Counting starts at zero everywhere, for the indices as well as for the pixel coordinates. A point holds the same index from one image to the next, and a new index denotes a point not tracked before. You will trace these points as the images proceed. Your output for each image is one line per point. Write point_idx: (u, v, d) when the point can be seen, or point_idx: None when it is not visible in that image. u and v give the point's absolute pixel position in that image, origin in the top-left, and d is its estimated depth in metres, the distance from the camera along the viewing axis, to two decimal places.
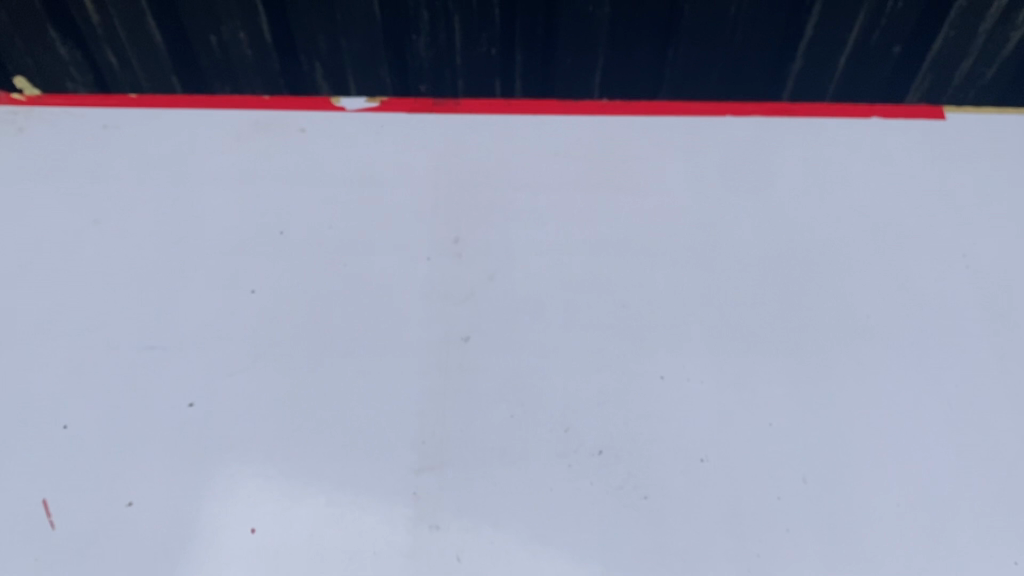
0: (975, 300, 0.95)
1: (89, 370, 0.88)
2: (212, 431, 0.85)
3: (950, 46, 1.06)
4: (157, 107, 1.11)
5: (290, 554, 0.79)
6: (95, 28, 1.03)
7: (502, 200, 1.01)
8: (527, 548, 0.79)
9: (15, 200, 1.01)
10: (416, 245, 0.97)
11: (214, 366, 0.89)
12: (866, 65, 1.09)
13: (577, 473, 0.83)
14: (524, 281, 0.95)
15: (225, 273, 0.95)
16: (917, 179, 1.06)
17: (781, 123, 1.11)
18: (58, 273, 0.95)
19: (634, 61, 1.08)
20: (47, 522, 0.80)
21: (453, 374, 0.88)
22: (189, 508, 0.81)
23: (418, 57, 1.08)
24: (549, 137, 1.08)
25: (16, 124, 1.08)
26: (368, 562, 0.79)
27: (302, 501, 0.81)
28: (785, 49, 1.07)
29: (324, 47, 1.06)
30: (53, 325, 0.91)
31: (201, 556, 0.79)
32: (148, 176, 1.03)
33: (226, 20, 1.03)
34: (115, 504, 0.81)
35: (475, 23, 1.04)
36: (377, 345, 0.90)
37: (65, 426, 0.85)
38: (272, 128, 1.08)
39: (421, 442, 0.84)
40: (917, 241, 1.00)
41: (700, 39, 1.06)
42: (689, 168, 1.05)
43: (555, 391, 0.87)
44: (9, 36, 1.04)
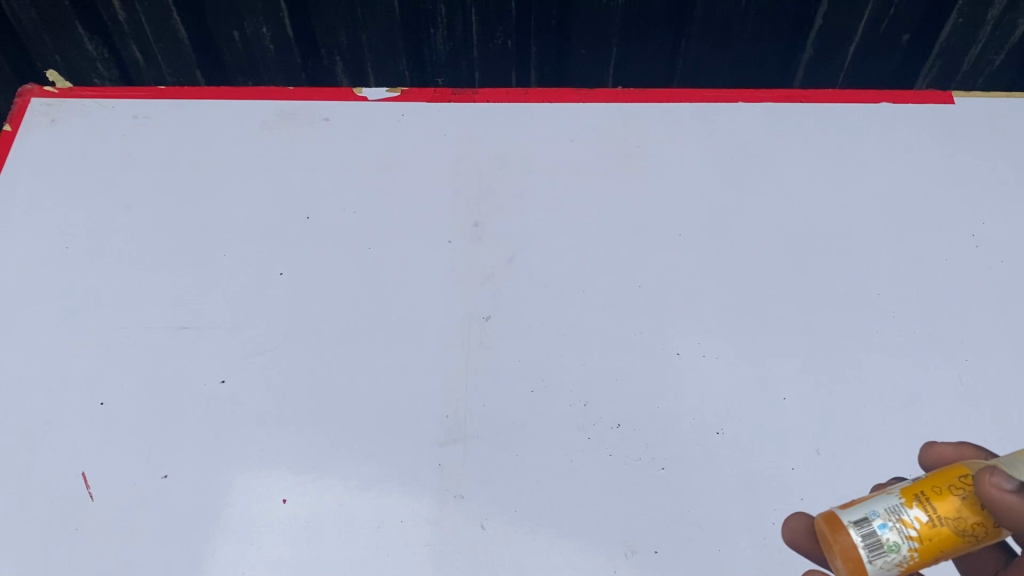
0: (984, 279, 0.97)
1: (125, 350, 0.92)
2: (242, 407, 0.88)
3: (920, 38, 1.16)
4: (180, 98, 1.13)
5: (320, 523, 0.82)
6: (121, 24, 1.14)
7: (521, 185, 1.04)
8: (549, 517, 0.82)
9: (50, 188, 1.04)
10: (438, 229, 1.00)
11: (244, 345, 0.92)
12: (873, 47, 1.18)
13: (596, 446, 0.86)
14: (543, 263, 0.98)
15: (254, 257, 0.99)
16: (928, 161, 1.07)
17: (793, 110, 1.12)
18: (93, 258, 0.99)
19: (646, 46, 1.20)
20: (86, 493, 0.83)
21: (476, 352, 0.91)
22: (222, 480, 0.84)
23: (436, 50, 1.21)
24: (566, 121, 1.11)
25: (50, 116, 1.11)
26: (396, 530, 0.82)
27: (332, 472, 0.84)
28: (791, 39, 1.18)
29: (346, 43, 1.20)
30: (88, 308, 0.95)
31: (236, 525, 0.82)
32: (178, 164, 1.07)
33: (249, 18, 1.15)
34: (151, 476, 0.84)
35: (492, 19, 1.16)
36: (401, 325, 0.93)
37: (102, 403, 0.88)
38: (297, 118, 1.11)
39: (445, 416, 0.87)
40: (927, 222, 1.02)
41: (710, 26, 1.16)
42: (704, 151, 1.08)
43: (574, 367, 0.90)
44: (38, 32, 1.13)
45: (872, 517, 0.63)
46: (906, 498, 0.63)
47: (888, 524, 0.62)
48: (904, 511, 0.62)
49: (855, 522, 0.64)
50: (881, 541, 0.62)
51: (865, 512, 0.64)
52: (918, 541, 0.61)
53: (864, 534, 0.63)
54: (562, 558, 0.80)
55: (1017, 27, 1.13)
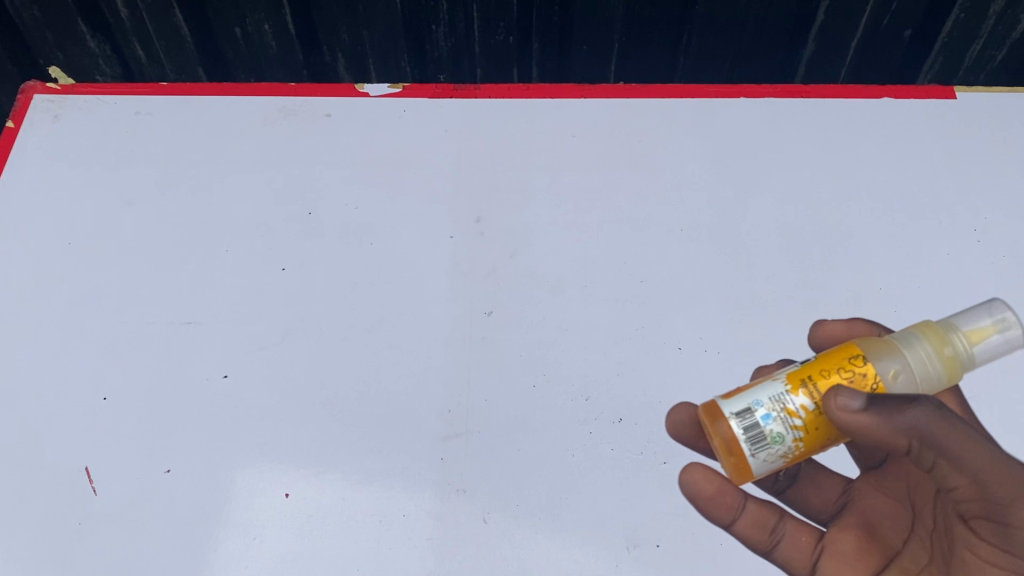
0: (987, 273, 0.97)
1: (127, 345, 0.92)
2: (244, 402, 0.88)
3: (922, 33, 1.16)
4: (183, 94, 1.13)
5: (322, 517, 0.82)
6: (124, 21, 1.14)
7: (523, 180, 1.04)
8: (551, 511, 0.82)
9: (53, 184, 1.05)
10: (440, 225, 1.00)
11: (247, 341, 0.92)
12: (875, 43, 1.18)
13: (598, 440, 0.86)
14: (544, 258, 0.98)
15: (256, 253, 0.99)
16: (930, 156, 1.07)
17: (795, 105, 1.12)
18: (95, 254, 0.99)
19: (649, 41, 1.20)
20: (89, 488, 0.83)
21: (478, 346, 0.91)
22: (225, 475, 0.84)
23: (438, 47, 1.21)
24: (568, 117, 1.11)
25: (52, 112, 1.11)
26: (398, 524, 0.82)
27: (334, 467, 0.85)
28: (793, 34, 1.18)
29: (347, 40, 1.20)
30: (91, 304, 0.95)
31: (238, 520, 0.82)
32: (180, 160, 1.07)
33: (251, 14, 1.15)
34: (153, 471, 0.84)
35: (494, 15, 1.16)
36: (403, 320, 0.93)
37: (105, 398, 0.89)
38: (299, 114, 1.11)
39: (447, 411, 0.87)
40: (929, 217, 1.02)
41: (712, 21, 1.16)
42: (705, 146, 1.08)
43: (575, 362, 0.90)
44: (41, 29, 1.14)
45: (755, 408, 0.67)
46: (791, 387, 0.67)
47: (773, 416, 0.67)
48: (787, 401, 0.67)
49: (737, 413, 0.67)
50: (763, 433, 0.66)
51: (746, 402, 0.68)
52: (795, 428, 0.67)
53: (748, 426, 0.67)
54: (564, 552, 0.81)
55: (1018, 20, 1.13)
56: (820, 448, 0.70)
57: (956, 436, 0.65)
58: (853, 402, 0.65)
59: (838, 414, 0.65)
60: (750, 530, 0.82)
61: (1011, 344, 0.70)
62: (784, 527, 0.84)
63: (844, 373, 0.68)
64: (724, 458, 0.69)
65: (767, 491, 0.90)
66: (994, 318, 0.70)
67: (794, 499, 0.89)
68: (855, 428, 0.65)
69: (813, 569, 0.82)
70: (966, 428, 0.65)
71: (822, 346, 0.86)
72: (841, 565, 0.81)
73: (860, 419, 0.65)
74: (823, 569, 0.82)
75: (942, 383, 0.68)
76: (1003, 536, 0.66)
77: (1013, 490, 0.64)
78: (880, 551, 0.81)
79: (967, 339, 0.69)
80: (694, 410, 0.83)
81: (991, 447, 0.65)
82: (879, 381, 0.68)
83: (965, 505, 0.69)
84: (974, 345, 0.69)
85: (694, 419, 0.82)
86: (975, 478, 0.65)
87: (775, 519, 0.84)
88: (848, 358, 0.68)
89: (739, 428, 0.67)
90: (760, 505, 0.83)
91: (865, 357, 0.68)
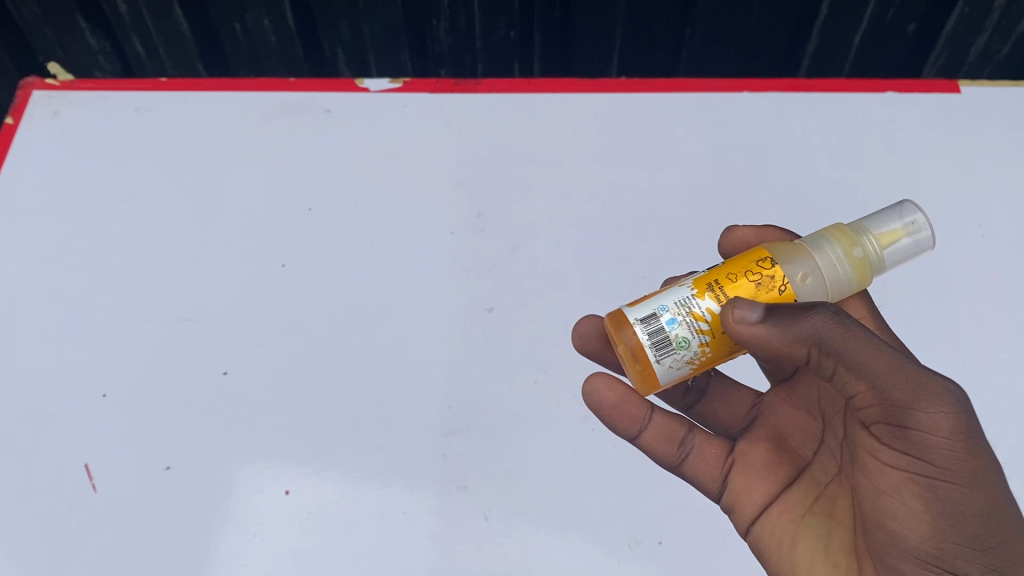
0: (991, 269, 0.97)
1: (127, 342, 0.91)
2: (244, 398, 0.87)
3: (927, 27, 1.15)
4: (182, 89, 1.12)
5: (323, 514, 0.82)
6: (123, 16, 1.14)
7: (524, 176, 1.04)
8: (553, 508, 0.82)
9: (52, 180, 1.04)
10: (441, 221, 1.00)
11: (247, 337, 0.91)
12: (879, 36, 1.17)
13: (600, 437, 0.85)
14: (546, 254, 0.97)
15: (256, 249, 0.98)
16: (935, 151, 1.07)
17: (799, 99, 1.11)
18: (94, 250, 0.99)
19: (651, 35, 1.19)
20: (89, 485, 0.83)
21: (479, 343, 0.90)
22: (225, 472, 0.84)
23: (439, 41, 1.20)
24: (569, 112, 1.10)
25: (51, 108, 1.10)
26: (399, 521, 0.81)
27: (334, 464, 0.84)
28: (796, 28, 1.17)
29: (347, 34, 1.19)
30: (90, 300, 0.95)
31: (238, 516, 0.82)
32: (179, 156, 1.06)
33: (250, 9, 1.14)
34: (152, 468, 0.84)
35: (495, 10, 1.16)
36: (404, 316, 0.92)
37: (104, 394, 0.88)
38: (299, 109, 1.10)
39: (448, 407, 0.86)
40: (934, 212, 1.01)
41: (714, 15, 1.15)
42: (708, 141, 1.07)
43: (577, 358, 0.89)
44: (40, 25, 1.13)
45: (660, 313, 0.69)
46: (696, 292, 0.70)
47: (677, 320, 0.69)
48: (693, 305, 0.69)
49: (643, 320, 0.69)
50: (668, 337, 0.69)
51: (653, 309, 0.70)
52: (699, 332, 0.69)
53: (653, 330, 0.69)
54: (566, 550, 0.80)
55: None
56: (726, 353, 0.72)
57: (855, 341, 0.65)
58: (751, 313, 0.65)
59: (736, 327, 0.66)
60: (656, 441, 0.81)
61: (921, 245, 0.74)
62: (693, 441, 0.82)
63: (751, 277, 0.70)
64: (631, 365, 0.72)
65: (677, 408, 0.90)
66: (905, 221, 0.74)
67: (703, 413, 0.89)
68: (755, 342, 0.66)
69: (721, 480, 0.81)
70: (862, 331, 0.66)
71: (733, 253, 0.88)
72: (750, 478, 0.80)
73: (756, 332, 0.65)
74: (731, 480, 0.80)
75: (853, 284, 0.72)
76: (902, 438, 0.65)
77: (909, 391, 0.64)
78: (789, 461, 0.81)
79: (877, 242, 0.73)
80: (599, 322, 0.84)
81: (888, 350, 0.65)
82: (788, 283, 0.70)
83: (865, 411, 0.68)
84: (879, 249, 0.73)
85: (598, 331, 0.84)
86: (875, 382, 0.65)
87: (685, 432, 0.83)
88: (754, 262, 0.71)
89: (644, 333, 0.69)
90: (667, 417, 0.82)
91: (772, 261, 0.71)
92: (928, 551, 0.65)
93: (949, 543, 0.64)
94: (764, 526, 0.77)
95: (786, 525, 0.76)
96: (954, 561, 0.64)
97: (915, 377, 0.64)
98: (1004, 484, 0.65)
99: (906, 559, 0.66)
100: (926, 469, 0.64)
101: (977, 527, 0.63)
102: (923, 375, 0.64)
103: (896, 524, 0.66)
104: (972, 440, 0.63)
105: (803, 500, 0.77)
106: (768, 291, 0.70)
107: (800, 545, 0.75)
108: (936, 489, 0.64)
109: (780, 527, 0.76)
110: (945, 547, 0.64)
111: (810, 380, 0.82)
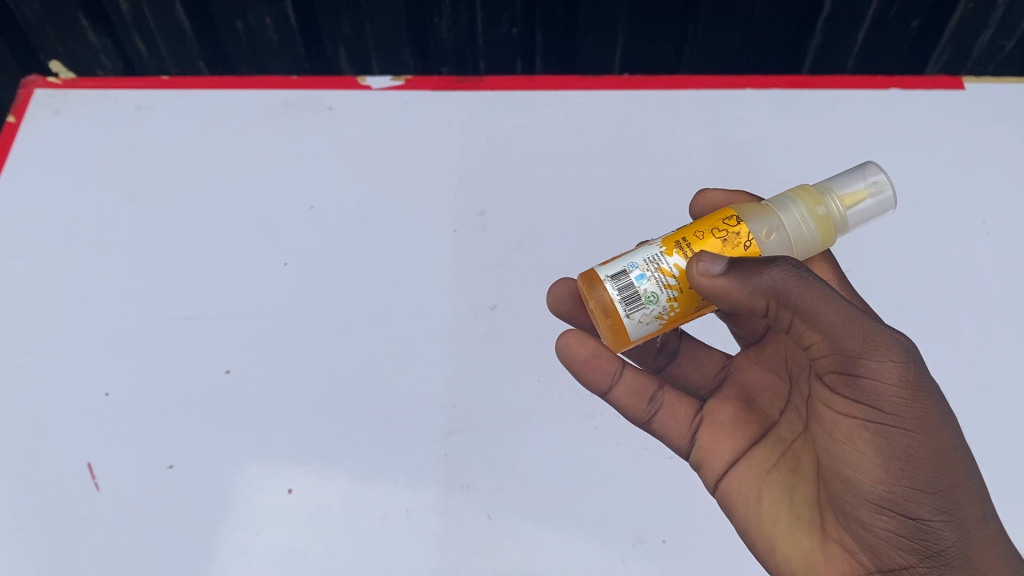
0: (996, 266, 0.96)
1: (130, 340, 0.91)
2: (247, 397, 0.87)
3: (930, 23, 1.15)
4: (184, 87, 1.12)
5: (326, 513, 0.82)
6: (124, 15, 1.14)
7: (527, 173, 1.03)
8: (556, 506, 0.82)
9: (54, 179, 1.04)
10: (444, 219, 1.00)
11: (250, 335, 0.91)
12: (883, 33, 1.17)
13: (603, 435, 0.85)
14: (548, 252, 0.97)
15: (259, 247, 0.98)
16: (939, 148, 1.06)
17: (802, 96, 1.11)
18: (97, 249, 0.99)
19: (654, 33, 1.19)
20: (92, 484, 0.83)
21: (481, 341, 0.90)
22: (228, 470, 0.84)
23: (441, 39, 1.20)
24: (572, 109, 1.10)
25: (53, 107, 1.10)
26: (402, 520, 0.81)
27: (338, 463, 0.84)
28: (800, 24, 1.16)
29: (349, 32, 1.19)
30: (92, 298, 0.95)
31: (242, 515, 0.82)
32: (182, 155, 1.06)
33: (253, 8, 1.14)
34: (155, 466, 0.84)
35: (497, 7, 1.15)
36: (407, 314, 0.92)
37: (107, 393, 0.88)
38: (301, 107, 1.10)
39: (451, 406, 0.86)
40: (938, 209, 1.01)
41: (717, 12, 1.15)
42: (710, 139, 1.07)
43: None
44: (42, 23, 1.13)
45: (630, 270, 0.69)
46: (665, 248, 0.69)
47: (646, 275, 0.68)
48: (662, 261, 0.68)
49: (613, 276, 0.69)
50: (637, 293, 0.68)
51: (624, 266, 0.70)
52: (668, 288, 0.68)
53: (622, 286, 0.68)
54: (569, 548, 0.80)
55: None
56: (695, 310, 0.71)
57: (809, 293, 0.64)
58: (714, 267, 0.65)
59: (700, 280, 0.66)
60: (626, 398, 0.81)
61: (883, 206, 0.75)
62: (662, 398, 0.82)
63: (717, 234, 0.69)
64: (603, 319, 0.71)
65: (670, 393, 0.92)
66: (868, 181, 0.74)
67: (674, 374, 0.89)
68: (719, 295, 0.66)
69: (691, 437, 0.81)
70: (818, 283, 0.65)
71: (702, 215, 0.87)
72: (717, 435, 0.79)
73: (720, 284, 0.65)
74: (699, 437, 0.80)
75: (816, 244, 0.72)
76: (852, 386, 0.64)
77: (860, 339, 0.63)
78: (756, 419, 0.80)
79: (840, 202, 0.74)
80: (574, 285, 0.85)
81: (841, 300, 0.65)
82: (752, 240, 0.70)
83: (819, 362, 0.67)
84: (844, 209, 0.73)
85: (571, 293, 0.85)
86: (828, 332, 0.64)
87: (654, 389, 0.83)
88: (720, 220, 0.70)
89: (613, 289, 0.68)
90: (639, 372, 0.82)
91: (737, 219, 0.70)
92: (882, 494, 0.64)
93: (902, 486, 0.63)
94: (730, 482, 0.77)
95: (752, 480, 0.76)
96: (906, 504, 0.63)
97: (866, 327, 0.64)
98: (954, 428, 0.64)
99: (861, 503, 0.65)
100: (877, 415, 0.63)
101: (927, 469, 0.63)
102: (874, 325, 0.64)
103: (850, 470, 0.65)
104: (919, 386, 0.63)
105: (769, 456, 0.77)
106: (734, 247, 0.69)
107: (765, 498, 0.74)
108: (887, 433, 0.63)
109: (746, 482, 0.76)
110: (897, 490, 0.63)
111: (779, 341, 0.82)
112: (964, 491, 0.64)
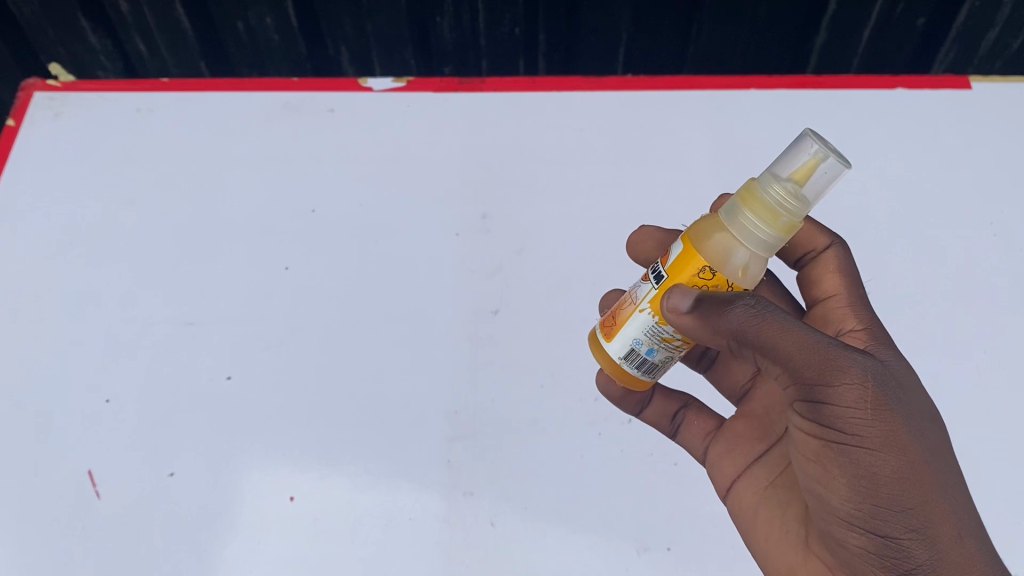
0: (1004, 267, 0.95)
1: (131, 346, 0.91)
2: (249, 403, 0.87)
3: (936, 21, 1.14)
4: (184, 89, 1.12)
5: (328, 521, 0.81)
6: (124, 16, 1.13)
7: (529, 175, 1.03)
8: (560, 514, 0.81)
9: (54, 183, 1.03)
10: (446, 222, 0.99)
11: (251, 340, 0.91)
12: (888, 31, 1.16)
13: (607, 440, 0.85)
14: (551, 255, 0.96)
15: (260, 252, 0.97)
16: (945, 148, 1.05)
17: (807, 96, 1.10)
18: (97, 253, 0.98)
19: (657, 32, 1.18)
20: (92, 492, 0.82)
21: (484, 346, 0.90)
22: (230, 478, 0.83)
23: (443, 38, 1.19)
24: (574, 110, 1.09)
25: (53, 109, 1.10)
26: (405, 527, 0.80)
27: (340, 469, 0.83)
28: (805, 23, 1.15)
29: (351, 32, 1.18)
30: (93, 304, 0.94)
31: (243, 523, 0.81)
32: (182, 157, 1.06)
33: (253, 9, 1.14)
34: (157, 474, 0.83)
35: (499, 6, 1.15)
36: (409, 318, 0.92)
37: (108, 399, 0.87)
38: (302, 109, 1.09)
39: (454, 412, 0.86)
40: (945, 210, 1.00)
41: (720, 12, 1.14)
42: (714, 139, 1.06)
43: (582, 359, 0.89)
44: (41, 24, 1.13)
45: (637, 348, 0.68)
46: (657, 318, 0.66)
47: (654, 349, 0.68)
48: (661, 334, 0.66)
49: (626, 356, 0.70)
50: (653, 362, 0.70)
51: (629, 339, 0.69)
52: (678, 346, 0.68)
53: (638, 363, 0.70)
54: (573, 556, 0.79)
55: None
56: None
57: (764, 320, 0.61)
58: (682, 303, 0.61)
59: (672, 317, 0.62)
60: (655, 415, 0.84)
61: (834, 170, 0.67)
62: (684, 415, 0.84)
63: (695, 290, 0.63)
64: None
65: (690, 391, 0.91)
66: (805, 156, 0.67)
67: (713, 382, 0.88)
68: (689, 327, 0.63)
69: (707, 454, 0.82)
70: (776, 313, 0.61)
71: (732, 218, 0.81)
72: (724, 453, 0.80)
73: (686, 320, 0.62)
74: (710, 453, 0.81)
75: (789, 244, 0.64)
76: (814, 410, 0.61)
77: (816, 364, 0.59)
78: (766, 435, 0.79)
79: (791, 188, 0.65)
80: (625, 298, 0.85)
81: (801, 327, 0.61)
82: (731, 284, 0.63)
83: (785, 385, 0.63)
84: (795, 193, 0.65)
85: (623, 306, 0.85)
86: (784, 360, 0.60)
87: (678, 407, 0.85)
88: (695, 275, 0.63)
89: (630, 369, 0.70)
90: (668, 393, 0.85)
91: (711, 267, 0.62)
92: (850, 512, 0.60)
93: (870, 505, 0.59)
94: (734, 499, 0.77)
95: (750, 499, 0.75)
96: (874, 522, 0.59)
97: (821, 349, 0.59)
98: (924, 441, 0.59)
99: (833, 520, 0.62)
100: (837, 435, 0.59)
101: (894, 487, 0.58)
102: (829, 346, 0.60)
103: (820, 487, 0.62)
104: (878, 406, 0.58)
105: (768, 473, 0.76)
106: None
107: (761, 514, 0.74)
108: (850, 454, 0.59)
109: (746, 501, 0.76)
110: (863, 508, 0.59)
111: None
112: (938, 506, 0.59)
